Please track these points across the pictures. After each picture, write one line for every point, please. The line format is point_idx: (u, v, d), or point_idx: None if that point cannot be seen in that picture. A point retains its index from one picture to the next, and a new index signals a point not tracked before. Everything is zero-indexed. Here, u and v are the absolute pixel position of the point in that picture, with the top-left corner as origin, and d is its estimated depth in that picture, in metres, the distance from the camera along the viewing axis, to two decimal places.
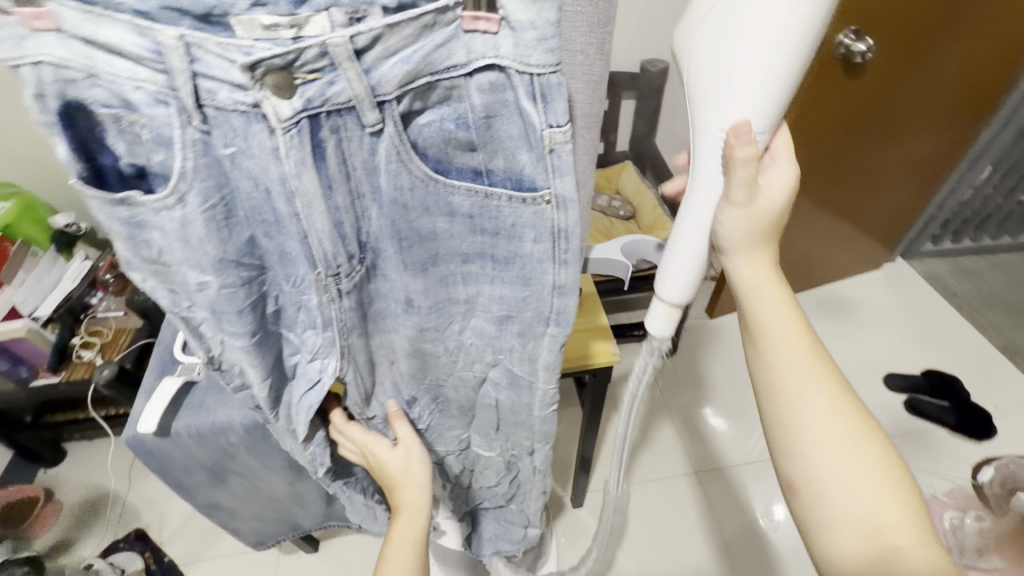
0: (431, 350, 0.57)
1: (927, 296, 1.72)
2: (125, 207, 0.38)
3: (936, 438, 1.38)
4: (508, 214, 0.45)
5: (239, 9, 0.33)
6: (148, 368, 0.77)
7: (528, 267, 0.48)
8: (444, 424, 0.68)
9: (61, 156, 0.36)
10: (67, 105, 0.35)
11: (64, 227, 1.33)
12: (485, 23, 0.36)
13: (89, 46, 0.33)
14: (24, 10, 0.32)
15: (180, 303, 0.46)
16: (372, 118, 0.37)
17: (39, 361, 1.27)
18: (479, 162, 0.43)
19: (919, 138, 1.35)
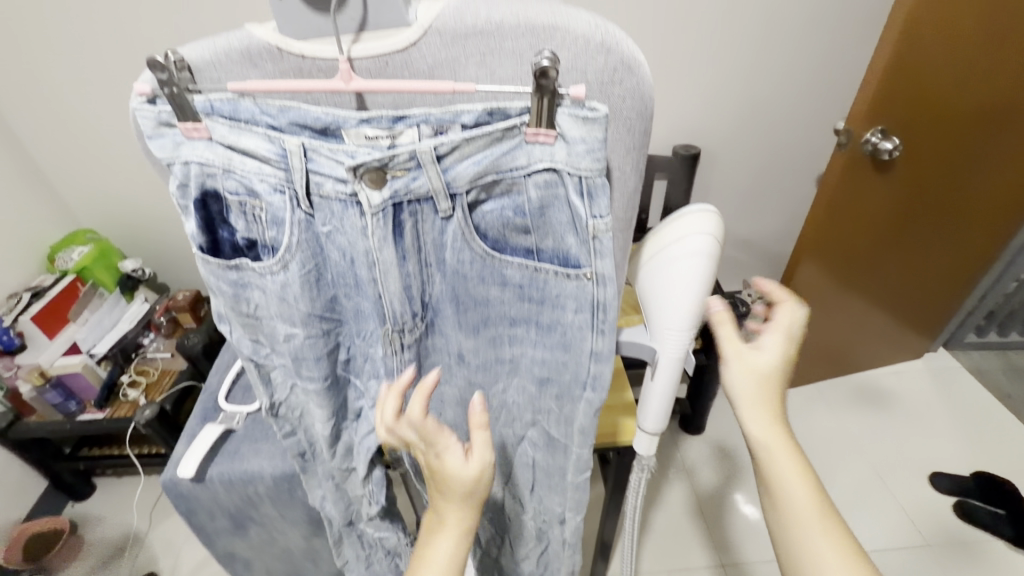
0: (474, 399, 0.59)
1: (972, 390, 1.65)
2: (235, 271, 0.46)
3: (989, 551, 1.28)
4: (553, 286, 0.48)
5: (350, 125, 0.39)
6: (192, 413, 0.81)
7: (569, 333, 0.50)
8: (481, 480, 0.69)
9: (190, 229, 0.44)
10: (204, 193, 0.43)
11: (131, 272, 1.43)
12: (543, 136, 0.40)
13: (229, 150, 0.40)
14: (185, 123, 0.39)
15: (259, 350, 0.53)
16: (445, 207, 0.42)
17: (88, 395, 1.33)
18: (531, 243, 0.46)
19: (960, 229, 1.35)
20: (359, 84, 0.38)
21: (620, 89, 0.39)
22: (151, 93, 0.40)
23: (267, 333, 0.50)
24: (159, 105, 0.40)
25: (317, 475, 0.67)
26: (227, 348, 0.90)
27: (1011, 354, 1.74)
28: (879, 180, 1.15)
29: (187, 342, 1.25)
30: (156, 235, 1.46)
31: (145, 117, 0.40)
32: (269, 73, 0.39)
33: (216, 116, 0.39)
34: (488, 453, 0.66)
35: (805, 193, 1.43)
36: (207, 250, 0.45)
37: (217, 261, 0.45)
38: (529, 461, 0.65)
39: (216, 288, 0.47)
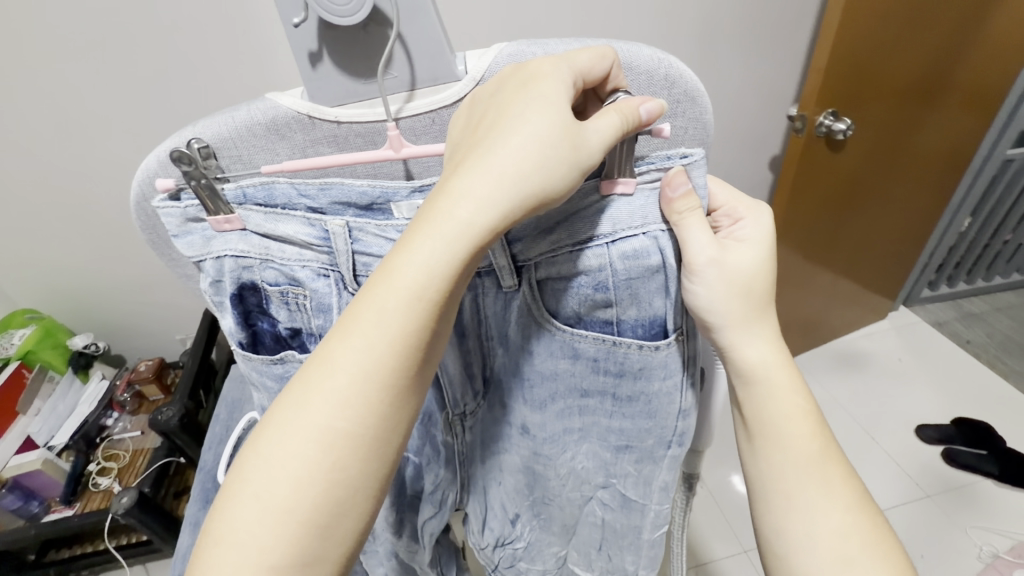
0: (541, 472, 0.58)
1: (936, 341, 1.75)
2: (279, 364, 0.43)
3: (982, 492, 1.35)
4: (636, 360, 0.45)
5: (401, 197, 0.38)
6: (191, 498, 0.75)
7: (654, 401, 0.47)
8: (544, 540, 0.67)
9: (227, 325, 0.43)
10: (240, 286, 0.41)
11: (82, 348, 1.32)
12: (622, 186, 0.39)
13: (265, 238, 0.40)
14: (216, 217, 0.39)
15: None
16: (511, 280, 0.44)
17: (52, 493, 1.20)
18: (611, 314, 0.43)
19: (907, 194, 1.45)
20: (410, 150, 0.37)
21: (683, 120, 0.40)
22: (175, 187, 0.39)
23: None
24: (185, 201, 0.39)
25: (377, 554, 0.66)
26: (219, 420, 0.83)
27: (960, 303, 1.88)
28: (834, 159, 1.22)
29: (160, 417, 1.14)
30: (112, 309, 1.35)
31: (170, 215, 0.39)
32: (298, 145, 0.38)
33: (249, 204, 0.39)
34: (554, 512, 0.62)
35: (764, 177, 1.49)
36: (247, 345, 0.44)
37: (259, 356, 0.43)
38: (598, 522, 0.61)
39: (260, 382, 0.45)
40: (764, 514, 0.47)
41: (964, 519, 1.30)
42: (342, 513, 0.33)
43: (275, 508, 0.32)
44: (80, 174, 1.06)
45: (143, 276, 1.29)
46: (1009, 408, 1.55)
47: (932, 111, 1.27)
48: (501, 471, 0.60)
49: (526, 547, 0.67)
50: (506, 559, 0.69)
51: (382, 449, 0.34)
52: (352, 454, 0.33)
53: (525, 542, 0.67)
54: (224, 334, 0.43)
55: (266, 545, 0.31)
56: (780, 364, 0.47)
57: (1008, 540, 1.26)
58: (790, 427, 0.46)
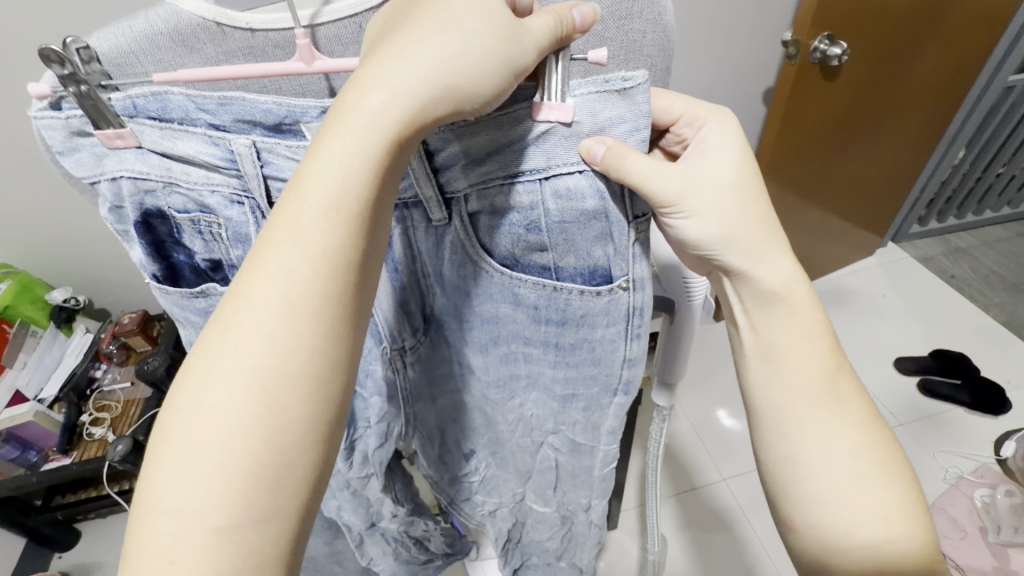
0: (492, 415, 0.60)
1: (921, 277, 1.76)
2: (203, 297, 0.44)
3: (953, 419, 1.40)
4: (578, 306, 0.44)
5: (310, 117, 0.35)
6: None
7: (599, 349, 0.47)
8: (501, 476, 0.70)
9: (139, 255, 0.42)
10: (146, 212, 0.40)
11: (62, 302, 1.29)
12: (554, 112, 0.36)
13: (166, 158, 0.38)
14: (104, 132, 0.36)
15: None
16: (440, 213, 0.42)
17: (49, 442, 1.22)
18: (548, 259, 0.42)
19: (901, 125, 1.40)
20: (324, 63, 0.33)
21: (639, 22, 0.37)
22: (53, 95, 0.35)
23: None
24: (66, 111, 0.36)
25: (331, 486, 0.65)
26: None
27: (949, 238, 1.87)
28: (827, 88, 1.16)
29: (148, 367, 1.14)
30: (86, 263, 1.32)
31: (52, 128, 0.37)
32: (210, 57, 0.35)
33: (142, 117, 0.36)
34: (508, 457, 0.65)
35: (756, 110, 1.43)
36: (164, 279, 0.44)
37: (179, 290, 0.44)
38: (550, 463, 0.63)
39: (182, 313, 0.45)
40: (772, 439, 0.47)
41: (934, 445, 1.35)
42: (291, 463, 0.32)
43: (209, 461, 0.31)
44: None
45: None
46: (986, 339, 1.58)
47: (932, 34, 1.20)
48: (458, 409, 0.63)
49: (483, 480, 0.71)
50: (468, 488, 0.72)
51: (327, 398, 0.33)
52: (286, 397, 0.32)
53: (482, 476, 0.71)
54: (138, 264, 0.43)
55: (210, 501, 0.30)
56: (796, 281, 0.45)
57: (974, 462, 1.32)
58: (805, 348, 0.45)
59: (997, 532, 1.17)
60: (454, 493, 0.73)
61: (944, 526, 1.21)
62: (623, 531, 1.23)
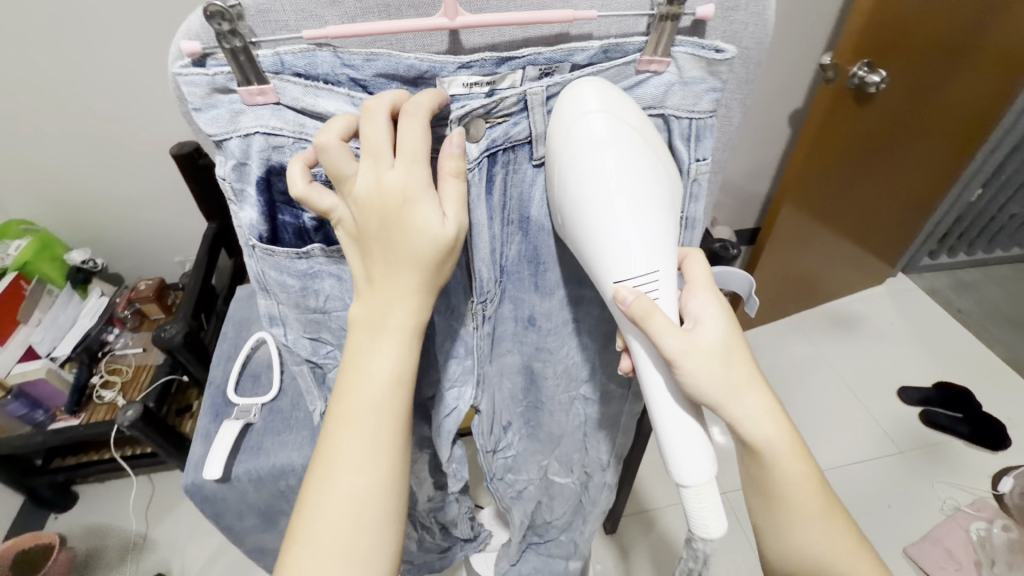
0: (540, 370, 0.61)
1: (929, 309, 1.78)
2: (304, 259, 0.44)
3: (954, 451, 1.42)
4: None
5: (447, 72, 0.38)
6: (200, 412, 0.76)
7: None
8: (529, 451, 0.71)
9: (249, 218, 0.41)
10: (268, 169, 0.40)
11: (80, 264, 1.30)
12: (655, 65, 0.40)
13: (299, 114, 0.38)
14: (248, 88, 0.36)
15: (319, 350, 0.51)
16: (544, 153, 0.43)
17: (57, 403, 1.21)
18: None
19: (927, 155, 1.41)
20: (466, 19, 0.35)
21: (744, 14, 0.40)
22: (201, 52, 0.35)
23: (334, 328, 0.49)
24: (213, 68, 0.35)
25: None
26: (226, 339, 0.85)
27: (960, 273, 1.89)
28: (861, 114, 1.18)
29: (163, 335, 1.12)
30: (111, 227, 1.33)
31: (194, 84, 0.36)
32: (348, 11, 0.35)
33: (286, 74, 0.37)
34: (542, 421, 0.68)
35: (782, 133, 1.45)
36: (268, 239, 0.43)
37: (283, 250, 0.43)
38: (579, 418, 0.69)
39: (279, 282, 0.45)
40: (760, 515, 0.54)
41: (931, 475, 1.37)
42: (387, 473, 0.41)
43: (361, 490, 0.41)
44: (86, 76, 1.05)
45: (146, 190, 1.27)
46: (990, 375, 1.59)
47: (968, 70, 1.23)
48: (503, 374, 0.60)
49: (514, 456, 0.71)
50: (499, 468, 0.71)
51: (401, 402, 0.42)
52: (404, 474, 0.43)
53: (515, 453, 0.71)
54: (242, 228, 0.42)
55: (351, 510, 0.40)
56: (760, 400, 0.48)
57: (971, 495, 1.33)
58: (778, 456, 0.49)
59: (991, 566, 1.20)
60: (487, 470, 0.70)
61: (937, 555, 1.22)
62: (619, 536, 1.24)
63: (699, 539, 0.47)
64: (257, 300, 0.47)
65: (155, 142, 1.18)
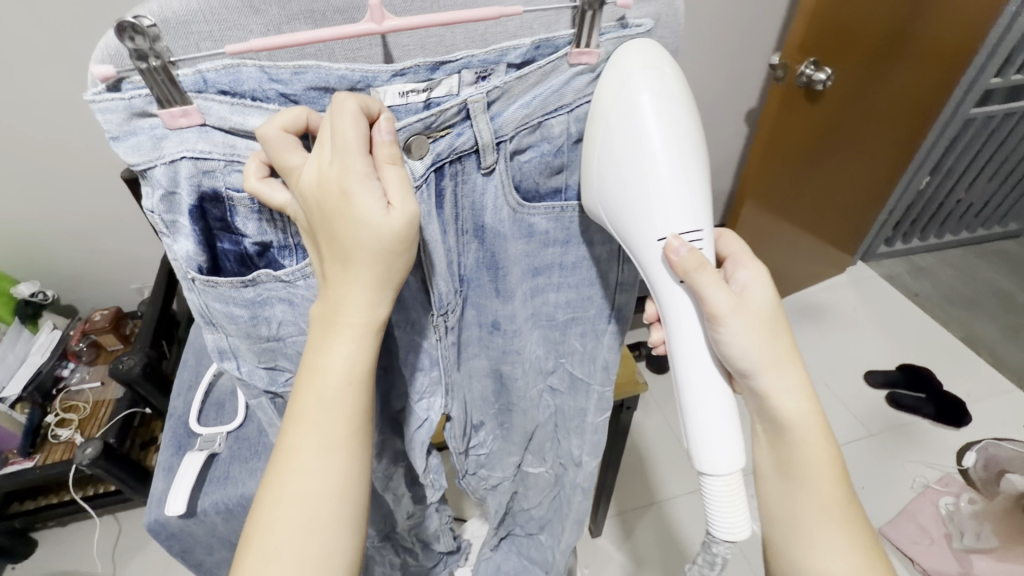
0: (510, 372, 0.60)
1: (889, 295, 1.85)
2: (251, 288, 0.42)
3: (920, 430, 1.46)
4: (581, 222, 0.50)
5: (380, 81, 0.37)
6: (161, 445, 0.73)
7: (598, 264, 0.54)
8: (505, 447, 0.71)
9: (186, 249, 0.40)
10: (201, 196, 0.39)
11: (29, 297, 1.23)
12: (587, 57, 0.40)
13: (229, 135, 0.37)
14: (169, 110, 0.34)
15: (276, 380, 0.50)
16: (490, 159, 0.42)
17: (8, 444, 1.14)
18: (561, 181, 0.48)
19: (875, 147, 1.47)
20: (393, 22, 0.34)
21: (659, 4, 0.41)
22: (116, 76, 0.33)
23: (289, 354, 0.47)
24: (129, 92, 0.34)
25: None
26: (186, 367, 0.82)
27: (913, 258, 1.97)
28: (810, 110, 1.22)
29: (121, 366, 1.07)
30: (60, 259, 1.27)
31: (110, 111, 0.34)
32: (273, 20, 0.34)
33: (210, 92, 0.35)
34: (516, 420, 0.67)
35: (738, 131, 1.49)
36: (208, 270, 0.42)
37: (226, 280, 0.41)
38: (550, 409, 0.68)
39: (225, 313, 0.43)
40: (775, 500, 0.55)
41: (901, 454, 1.41)
42: (349, 473, 0.41)
43: (322, 492, 0.40)
44: (19, 102, 1.00)
45: (93, 219, 1.21)
46: (948, 354, 1.66)
47: (908, 65, 1.28)
48: (474, 376, 0.60)
49: (488, 453, 0.70)
50: (472, 466, 0.70)
51: (359, 397, 0.42)
52: (359, 480, 0.42)
53: (489, 450, 0.70)
54: (178, 261, 0.41)
55: (306, 512, 0.40)
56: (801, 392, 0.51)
57: (938, 471, 1.38)
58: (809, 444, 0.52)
59: (962, 538, 1.25)
60: (459, 468, 0.69)
61: (912, 532, 1.26)
62: (606, 538, 1.24)
63: (720, 543, 0.48)
64: (204, 335, 0.45)
65: (100, 167, 1.13)
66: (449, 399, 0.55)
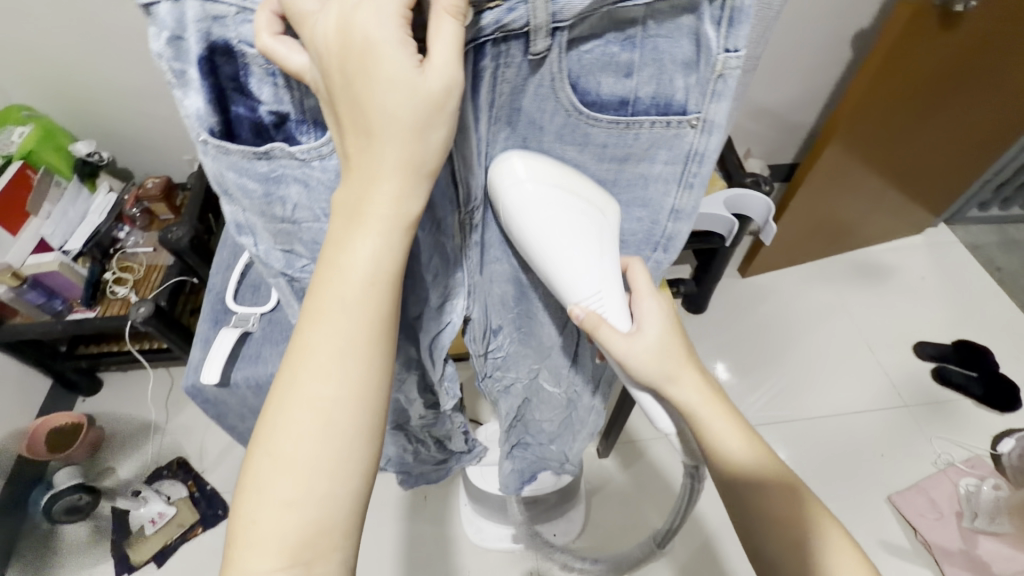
0: (533, 280, 0.59)
1: (964, 266, 1.68)
2: (265, 160, 0.39)
3: (960, 410, 1.40)
4: (646, 138, 0.43)
5: None
6: (200, 317, 0.76)
7: (652, 189, 0.49)
8: (520, 353, 0.69)
9: (197, 105, 0.37)
10: (212, 47, 0.35)
11: (86, 156, 1.26)
12: None
13: None
14: None
15: (293, 264, 0.49)
16: (541, 46, 0.36)
17: (73, 294, 1.23)
18: (630, 89, 0.40)
19: (1000, 93, 1.25)
20: None
21: None
22: None
23: (306, 241, 0.46)
24: None
25: None
26: (225, 246, 0.84)
27: (1007, 228, 1.76)
28: (938, 39, 1.03)
29: (171, 236, 1.10)
30: (114, 121, 1.28)
31: None
32: None
33: None
34: (538, 332, 0.66)
35: (839, 55, 1.29)
36: (222, 135, 0.39)
37: (239, 148, 0.39)
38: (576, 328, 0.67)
39: (240, 185, 0.41)
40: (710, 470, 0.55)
41: (932, 430, 1.37)
42: (368, 385, 0.40)
43: (328, 404, 0.39)
44: None
45: (142, 81, 1.20)
46: (1015, 338, 1.53)
47: None
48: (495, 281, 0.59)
49: (505, 357, 0.69)
50: (488, 369, 0.70)
51: (381, 298, 0.39)
52: (375, 390, 0.40)
53: (505, 354, 0.68)
54: (190, 119, 0.38)
55: (312, 427, 0.39)
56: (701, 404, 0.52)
57: (967, 452, 1.33)
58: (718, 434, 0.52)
59: (973, 519, 1.22)
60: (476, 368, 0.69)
61: (923, 505, 1.25)
62: (611, 461, 1.29)
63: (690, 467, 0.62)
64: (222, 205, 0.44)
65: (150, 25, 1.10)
66: (468, 300, 0.56)
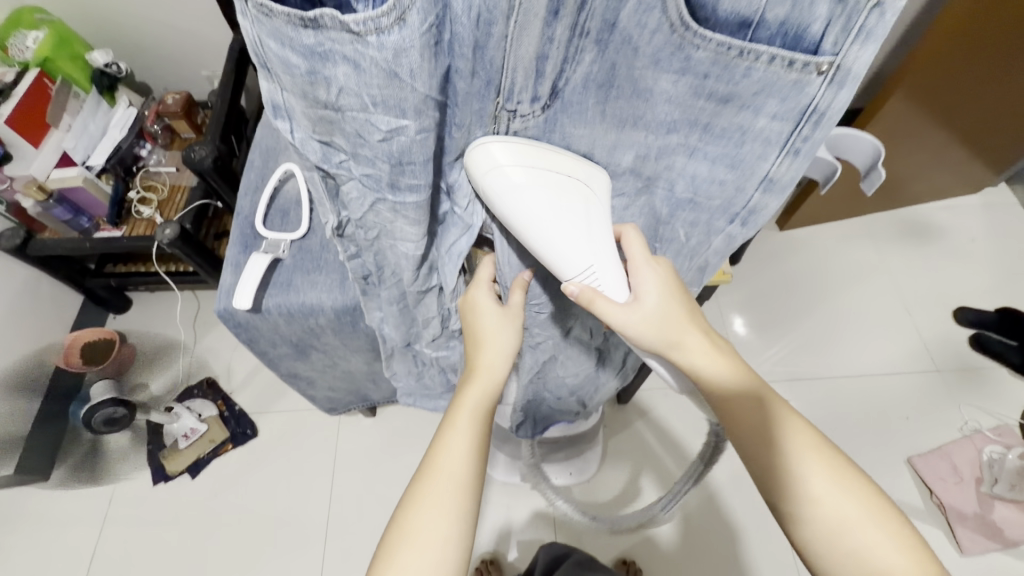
0: None
1: (1020, 230, 1.57)
2: (312, 30, 0.33)
3: (994, 378, 1.35)
4: (756, 77, 0.41)
5: None
6: (229, 241, 0.74)
7: (748, 136, 0.47)
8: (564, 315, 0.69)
9: None
10: None
11: (104, 67, 1.21)
12: None
13: None
14: None
15: (329, 158, 0.46)
16: None
17: (99, 212, 1.21)
18: (755, 10, 0.37)
19: None
20: None
21: None
22: None
23: (348, 132, 0.42)
24: None
25: (379, 298, 0.67)
26: (253, 168, 0.80)
27: None
28: None
29: (193, 155, 1.06)
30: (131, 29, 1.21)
31: None
32: None
33: None
34: None
35: None
36: None
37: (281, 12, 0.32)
38: None
39: (280, 58, 0.35)
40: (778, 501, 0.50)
41: (962, 396, 1.34)
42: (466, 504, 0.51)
43: (443, 519, 0.49)
44: None
45: None
46: None
47: None
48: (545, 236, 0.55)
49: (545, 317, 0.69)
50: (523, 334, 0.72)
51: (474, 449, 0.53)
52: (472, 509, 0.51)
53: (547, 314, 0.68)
54: None
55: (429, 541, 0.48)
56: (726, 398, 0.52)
57: (995, 420, 1.31)
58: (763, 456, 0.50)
59: (992, 485, 1.22)
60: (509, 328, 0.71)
61: (943, 469, 1.24)
62: (629, 407, 1.30)
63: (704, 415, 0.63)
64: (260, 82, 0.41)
65: None
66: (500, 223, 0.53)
